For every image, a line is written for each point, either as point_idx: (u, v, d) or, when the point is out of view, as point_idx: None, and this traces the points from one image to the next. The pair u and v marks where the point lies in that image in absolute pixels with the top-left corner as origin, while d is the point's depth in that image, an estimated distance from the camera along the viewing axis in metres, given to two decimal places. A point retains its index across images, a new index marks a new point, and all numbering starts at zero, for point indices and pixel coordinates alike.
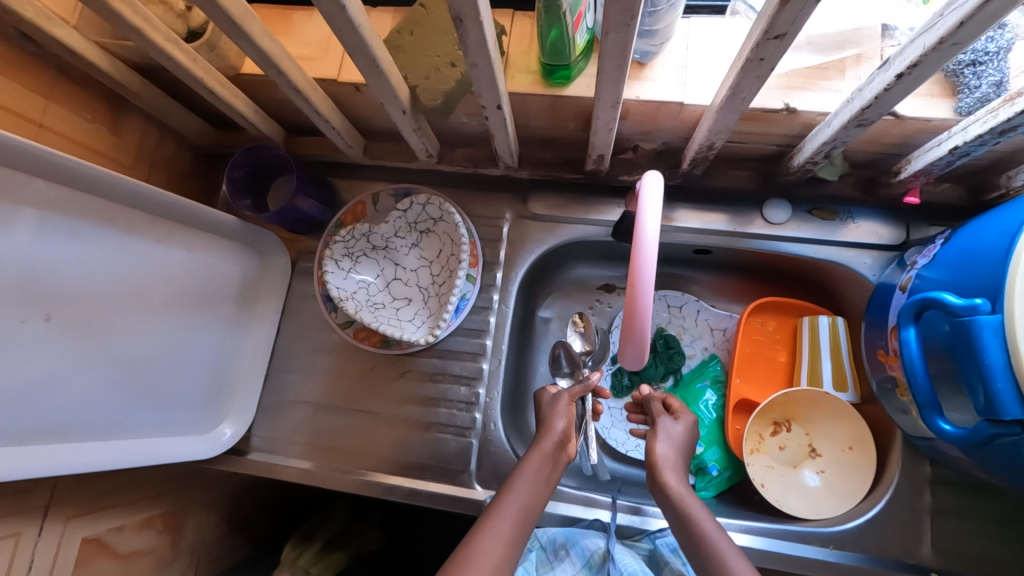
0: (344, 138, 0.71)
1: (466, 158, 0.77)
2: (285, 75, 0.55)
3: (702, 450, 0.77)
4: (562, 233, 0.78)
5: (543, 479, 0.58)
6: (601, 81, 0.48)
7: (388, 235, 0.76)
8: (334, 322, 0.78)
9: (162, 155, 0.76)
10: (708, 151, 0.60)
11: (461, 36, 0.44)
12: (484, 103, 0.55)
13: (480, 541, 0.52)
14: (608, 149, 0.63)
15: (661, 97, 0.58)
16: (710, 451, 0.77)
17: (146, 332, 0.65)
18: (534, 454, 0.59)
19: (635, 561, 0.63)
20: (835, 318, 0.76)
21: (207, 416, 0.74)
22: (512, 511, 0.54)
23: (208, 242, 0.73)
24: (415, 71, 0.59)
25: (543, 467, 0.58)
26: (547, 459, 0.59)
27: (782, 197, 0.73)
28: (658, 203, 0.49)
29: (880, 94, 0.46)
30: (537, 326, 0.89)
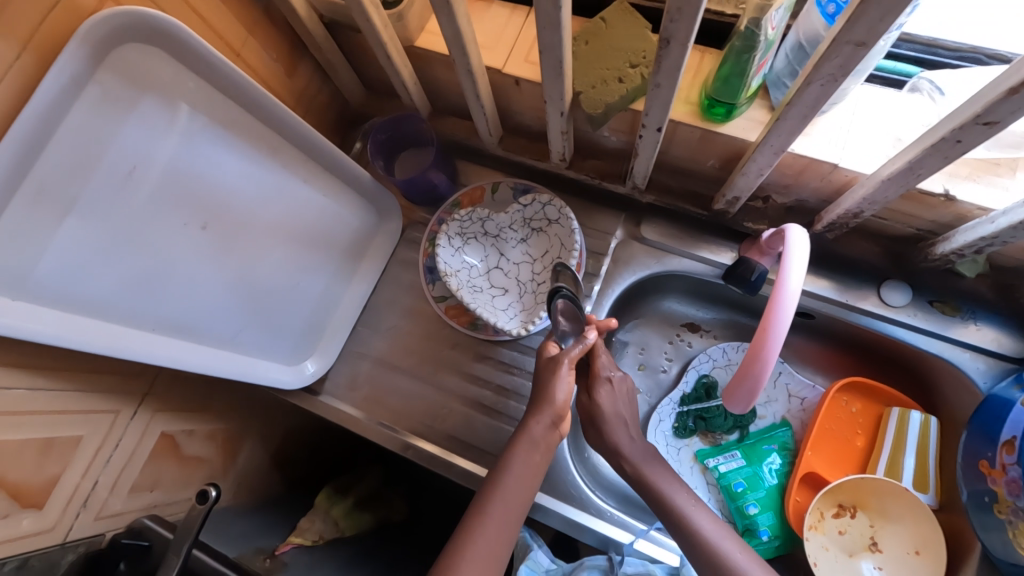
0: (488, 125, 0.74)
1: (594, 170, 0.77)
2: (466, 57, 0.59)
3: (757, 512, 0.75)
4: (668, 263, 0.79)
5: (530, 466, 0.62)
6: (775, 127, 0.49)
7: (502, 225, 0.79)
8: (430, 294, 0.81)
9: (318, 103, 0.81)
10: (852, 219, 0.60)
11: (659, 58, 0.46)
12: (646, 123, 0.57)
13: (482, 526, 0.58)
14: (746, 193, 0.64)
15: (815, 154, 0.58)
16: (765, 514, 0.75)
17: (274, 261, 0.70)
18: (527, 434, 0.63)
19: None
20: (928, 416, 0.73)
21: (298, 350, 0.79)
22: (509, 506, 0.59)
23: (342, 192, 0.77)
24: (584, 80, 0.61)
25: (535, 448, 0.62)
26: (540, 434, 0.63)
27: (905, 281, 0.71)
28: (802, 280, 0.49)
29: None
30: (615, 347, 0.89)
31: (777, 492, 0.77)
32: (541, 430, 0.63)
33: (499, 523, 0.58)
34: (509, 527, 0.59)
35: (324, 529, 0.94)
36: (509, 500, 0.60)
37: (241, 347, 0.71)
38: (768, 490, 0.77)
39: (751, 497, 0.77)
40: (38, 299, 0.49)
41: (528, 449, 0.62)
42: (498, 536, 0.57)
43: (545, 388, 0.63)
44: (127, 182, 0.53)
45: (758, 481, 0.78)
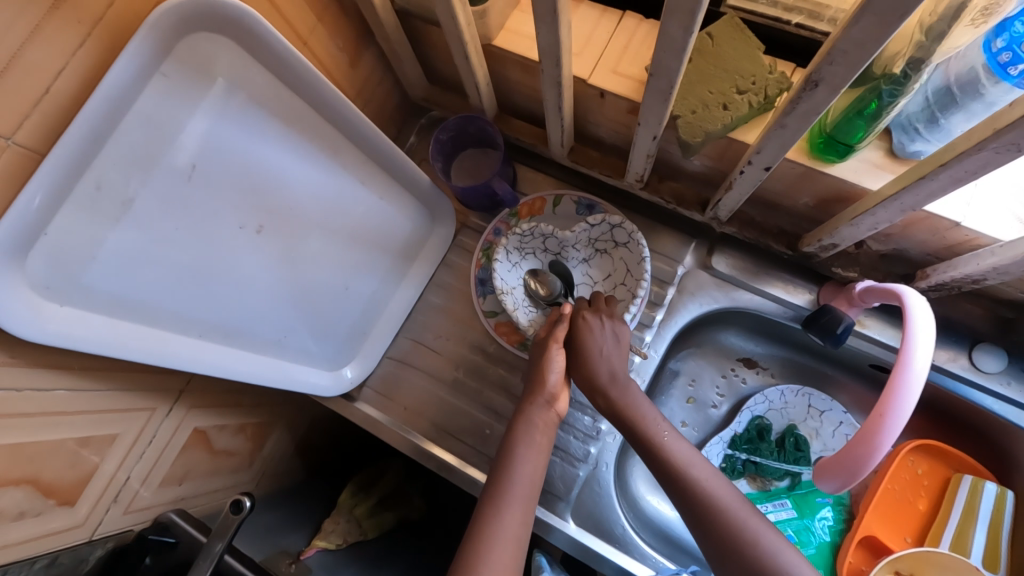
0: (562, 136, 0.69)
1: (671, 194, 0.72)
2: (558, 68, 0.54)
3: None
4: (737, 299, 0.73)
5: (538, 448, 0.59)
6: (913, 185, 0.44)
7: (567, 242, 0.73)
8: (480, 308, 0.77)
9: (379, 94, 0.76)
10: (972, 283, 0.54)
11: (796, 97, 0.41)
12: (753, 159, 0.51)
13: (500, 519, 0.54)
14: (847, 241, 0.58)
15: (940, 211, 0.51)
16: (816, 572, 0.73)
17: (326, 268, 0.67)
18: (526, 418, 0.61)
19: None
20: (1005, 489, 0.68)
21: (340, 355, 0.75)
22: (522, 494, 0.56)
23: (398, 194, 0.73)
24: (684, 103, 0.56)
25: (541, 429, 0.61)
26: (541, 416, 0.61)
27: (1001, 346, 0.65)
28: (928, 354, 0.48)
29: None
30: (665, 376, 0.84)
31: (829, 548, 0.74)
32: (541, 414, 0.61)
33: (518, 512, 0.55)
34: (526, 518, 0.55)
35: (348, 530, 0.92)
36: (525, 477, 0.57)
37: (286, 353, 0.67)
38: (818, 548, 0.74)
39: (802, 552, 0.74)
40: (88, 304, 0.45)
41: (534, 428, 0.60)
42: (518, 524, 0.54)
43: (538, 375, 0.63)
44: (185, 183, 0.49)
45: (809, 534, 0.75)
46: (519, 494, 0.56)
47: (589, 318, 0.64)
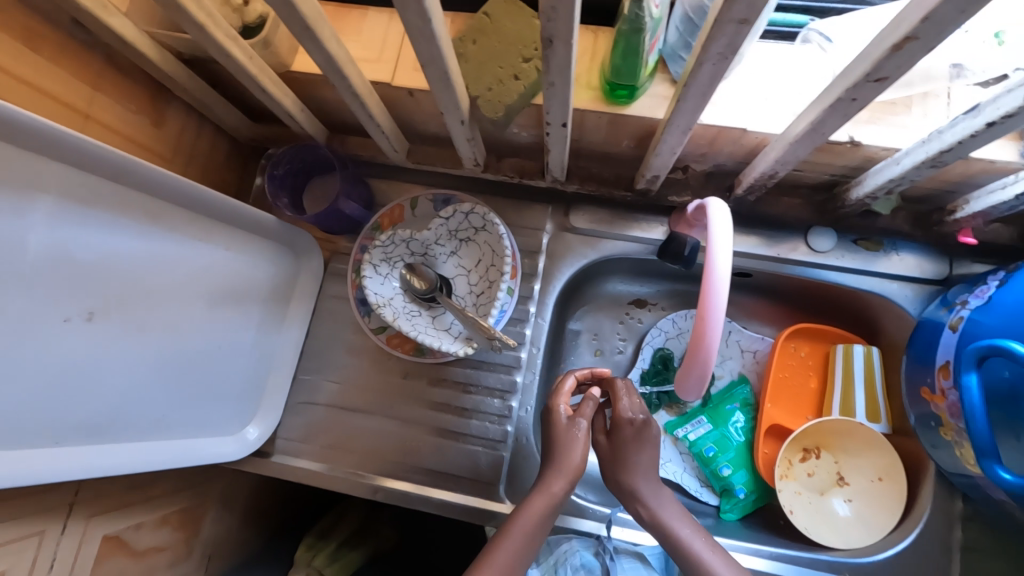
0: (391, 142, 0.69)
1: (513, 169, 0.75)
2: (346, 80, 0.54)
3: (731, 472, 0.77)
4: (603, 248, 0.77)
5: (543, 514, 0.56)
6: (678, 109, 0.48)
7: (429, 241, 0.74)
8: (367, 327, 0.76)
9: (201, 147, 0.73)
10: (769, 179, 0.59)
11: (546, 58, 0.43)
12: (549, 119, 0.54)
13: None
14: (665, 170, 0.62)
15: (724, 121, 0.57)
16: (739, 473, 0.77)
17: (189, 332, 0.64)
18: (544, 493, 0.57)
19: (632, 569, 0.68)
20: (870, 348, 0.76)
21: (238, 415, 0.73)
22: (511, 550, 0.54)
23: (247, 241, 0.71)
24: (478, 82, 0.58)
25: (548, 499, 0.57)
26: (559, 495, 0.57)
27: (829, 225, 0.72)
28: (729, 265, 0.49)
29: (964, 140, 0.44)
30: (568, 338, 0.88)
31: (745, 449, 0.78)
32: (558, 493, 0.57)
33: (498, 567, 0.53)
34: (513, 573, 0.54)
35: None
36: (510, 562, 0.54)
37: (168, 431, 0.65)
38: (737, 448, 0.78)
39: (724, 460, 0.78)
40: None
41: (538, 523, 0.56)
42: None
43: (560, 451, 0.58)
44: None
45: (726, 440, 0.79)
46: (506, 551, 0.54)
47: (633, 422, 0.60)
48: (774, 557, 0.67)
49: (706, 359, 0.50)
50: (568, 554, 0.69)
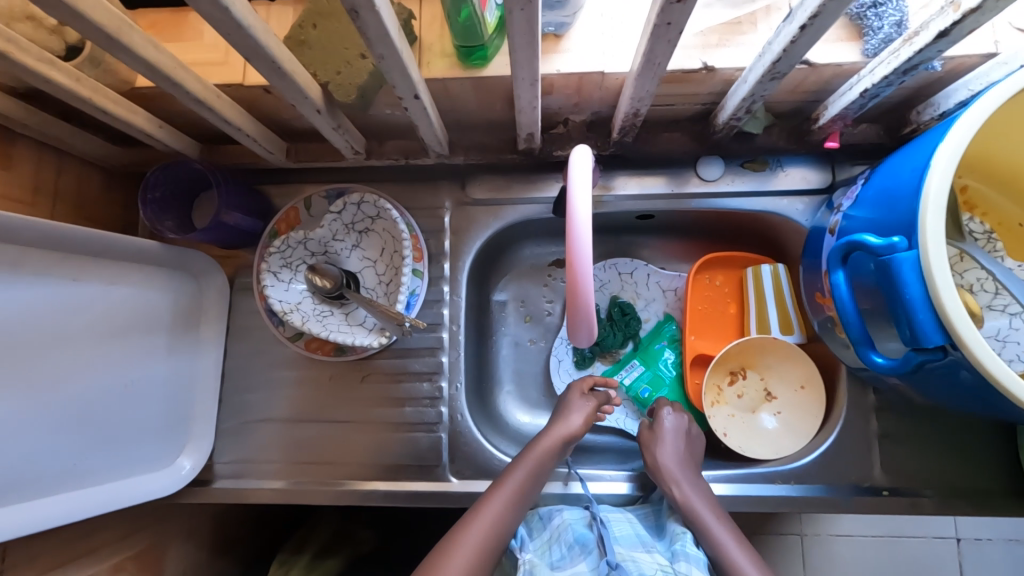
0: (261, 144, 0.67)
1: (398, 151, 0.74)
2: (182, 86, 0.51)
3: None
4: (506, 215, 0.77)
5: (544, 461, 0.66)
6: (515, 61, 0.47)
7: (326, 239, 0.73)
8: (283, 336, 0.75)
9: (67, 184, 0.69)
10: (635, 119, 0.60)
11: (360, 29, 0.42)
12: (399, 95, 0.53)
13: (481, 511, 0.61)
14: (537, 126, 0.62)
15: (582, 67, 0.58)
16: None
17: (86, 376, 0.62)
18: (545, 439, 0.67)
19: (626, 526, 0.65)
20: (776, 265, 0.78)
21: (165, 450, 0.71)
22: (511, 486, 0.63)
23: (132, 271, 0.68)
24: (324, 67, 0.56)
25: (552, 448, 0.67)
26: (559, 444, 0.67)
27: (716, 153, 0.73)
28: (591, 203, 0.47)
29: (788, 47, 0.45)
30: (494, 310, 0.88)
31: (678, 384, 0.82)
32: (556, 445, 0.67)
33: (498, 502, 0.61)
34: (513, 507, 0.62)
35: None
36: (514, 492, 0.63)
37: (87, 480, 0.63)
38: (670, 384, 0.82)
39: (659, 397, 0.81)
40: None
41: (539, 460, 0.65)
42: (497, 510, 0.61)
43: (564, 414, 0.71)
44: None
45: (659, 379, 0.82)
46: (509, 486, 0.63)
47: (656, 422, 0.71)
48: (730, 479, 0.70)
49: (587, 312, 0.49)
50: (561, 529, 0.65)
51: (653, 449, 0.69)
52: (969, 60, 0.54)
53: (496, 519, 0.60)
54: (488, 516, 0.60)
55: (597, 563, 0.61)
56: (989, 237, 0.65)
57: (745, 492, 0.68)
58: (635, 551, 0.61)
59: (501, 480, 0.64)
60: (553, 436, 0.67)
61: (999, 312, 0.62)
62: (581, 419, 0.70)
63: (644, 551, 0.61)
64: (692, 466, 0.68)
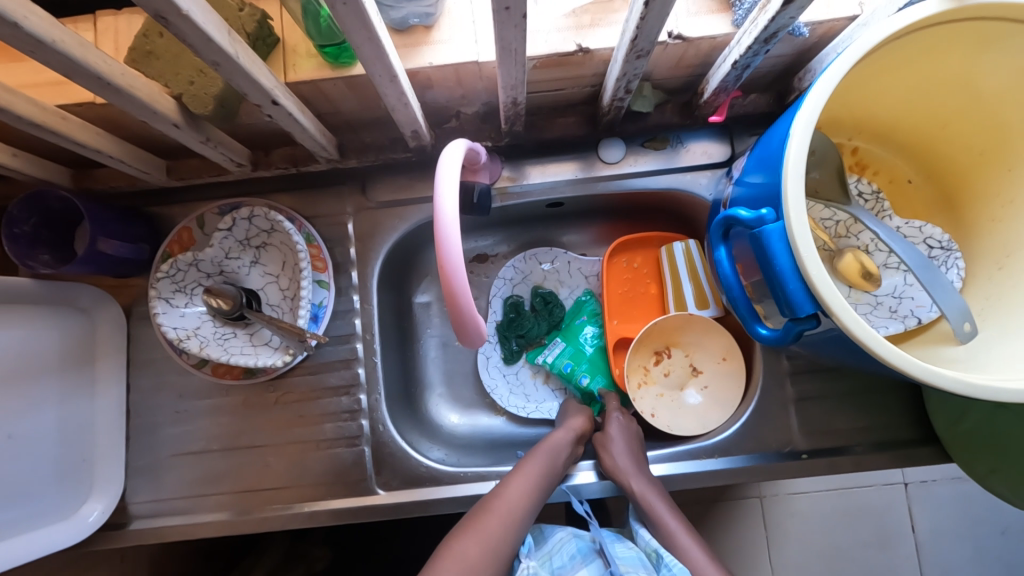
0: (132, 164, 0.63)
1: (285, 159, 0.71)
2: (8, 111, 0.47)
3: (589, 380, 0.80)
4: (411, 216, 0.74)
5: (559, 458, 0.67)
6: (364, 58, 0.45)
7: (218, 258, 0.70)
8: (187, 364, 0.71)
9: None
10: (516, 107, 0.59)
11: (179, 36, 0.39)
12: (257, 101, 0.50)
13: (495, 509, 0.60)
14: (419, 123, 0.60)
15: (454, 59, 0.56)
16: (597, 379, 0.80)
17: None
18: (558, 438, 0.68)
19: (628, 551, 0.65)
20: (689, 242, 0.78)
21: (64, 499, 0.67)
22: (530, 479, 0.63)
23: (4, 313, 0.63)
24: (176, 78, 0.52)
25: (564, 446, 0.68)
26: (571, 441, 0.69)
27: (615, 135, 0.72)
28: (457, 197, 0.46)
29: (640, 23, 0.44)
30: (418, 313, 0.86)
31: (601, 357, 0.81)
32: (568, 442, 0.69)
33: (516, 499, 0.61)
34: (532, 501, 0.62)
35: None
36: (530, 484, 0.62)
37: None
38: (592, 356, 0.81)
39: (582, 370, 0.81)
40: None
41: (552, 458, 0.66)
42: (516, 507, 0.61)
43: (568, 416, 0.73)
44: None
45: (581, 353, 0.81)
46: (525, 478, 0.63)
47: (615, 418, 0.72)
48: (669, 458, 0.69)
49: (474, 323, 0.48)
50: (562, 541, 0.66)
51: (608, 450, 0.68)
52: (836, 24, 0.55)
53: (512, 510, 0.60)
54: (504, 508, 0.60)
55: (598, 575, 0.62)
56: (876, 197, 0.66)
57: (675, 470, 0.69)
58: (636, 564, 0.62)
59: (511, 474, 0.64)
60: (565, 437, 0.69)
61: (895, 270, 0.63)
62: (583, 423, 0.72)
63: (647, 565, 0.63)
64: (644, 463, 0.67)
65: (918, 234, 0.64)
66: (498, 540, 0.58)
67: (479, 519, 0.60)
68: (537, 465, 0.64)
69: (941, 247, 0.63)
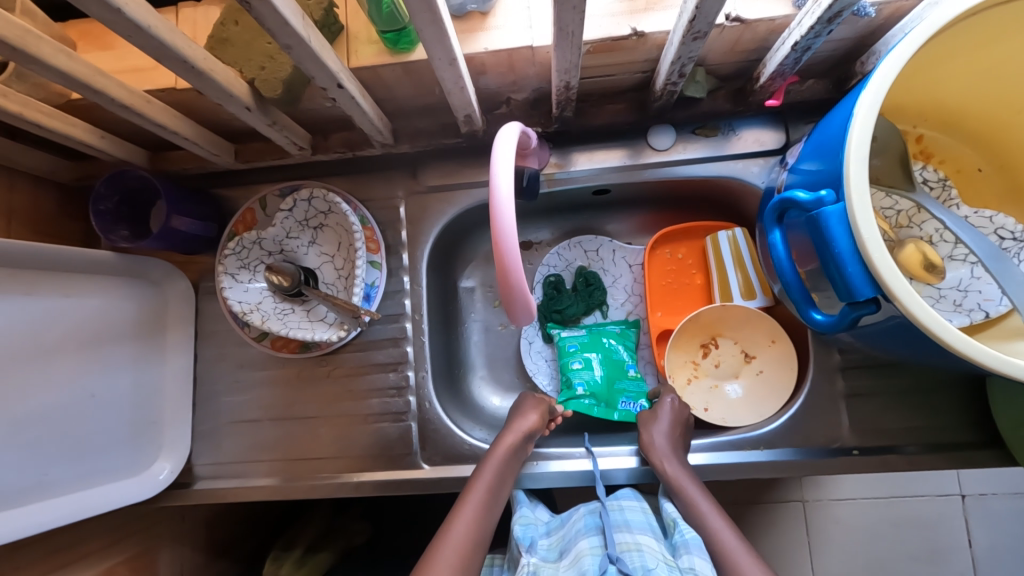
0: (205, 147, 0.67)
1: (342, 144, 0.74)
2: (102, 93, 0.51)
3: (576, 368, 0.79)
4: (459, 200, 0.76)
5: (508, 466, 0.65)
6: (425, 40, 0.47)
7: (280, 237, 0.74)
8: (248, 337, 0.76)
9: (18, 201, 0.69)
10: (568, 91, 0.59)
11: (258, 20, 0.42)
12: (322, 84, 0.53)
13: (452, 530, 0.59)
14: (472, 107, 0.61)
15: (509, 44, 0.57)
16: (583, 371, 0.78)
17: (46, 390, 0.63)
18: (504, 442, 0.67)
19: (638, 515, 0.65)
20: (736, 230, 0.77)
21: (138, 456, 0.73)
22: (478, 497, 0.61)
23: (89, 282, 0.69)
24: (248, 64, 0.55)
25: (512, 451, 0.66)
26: (519, 445, 0.67)
27: (665, 122, 0.72)
28: (512, 176, 0.47)
29: (699, 3, 0.44)
30: (462, 297, 0.88)
31: (619, 361, 0.80)
32: (519, 444, 0.67)
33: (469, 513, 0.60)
34: (486, 517, 0.60)
35: None
36: (486, 492, 0.62)
37: (56, 489, 0.64)
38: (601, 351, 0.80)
39: (581, 358, 0.80)
40: None
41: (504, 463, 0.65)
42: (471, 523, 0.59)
43: (517, 416, 0.71)
44: None
45: (597, 346, 0.81)
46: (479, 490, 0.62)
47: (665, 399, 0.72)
48: (714, 447, 0.69)
49: (523, 297, 0.49)
50: (575, 520, 0.67)
51: (647, 428, 0.68)
52: (905, 4, 0.53)
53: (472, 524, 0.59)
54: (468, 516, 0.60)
55: (597, 549, 0.61)
56: (943, 184, 0.64)
57: (715, 459, 0.68)
58: (639, 540, 0.61)
59: (469, 485, 0.63)
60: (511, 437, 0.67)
61: (961, 262, 0.60)
62: (533, 422, 0.70)
63: (650, 539, 0.61)
64: (681, 444, 0.66)
65: (988, 223, 0.62)
66: (470, 544, 0.58)
67: (449, 530, 0.59)
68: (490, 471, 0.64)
69: (1014, 238, 0.60)
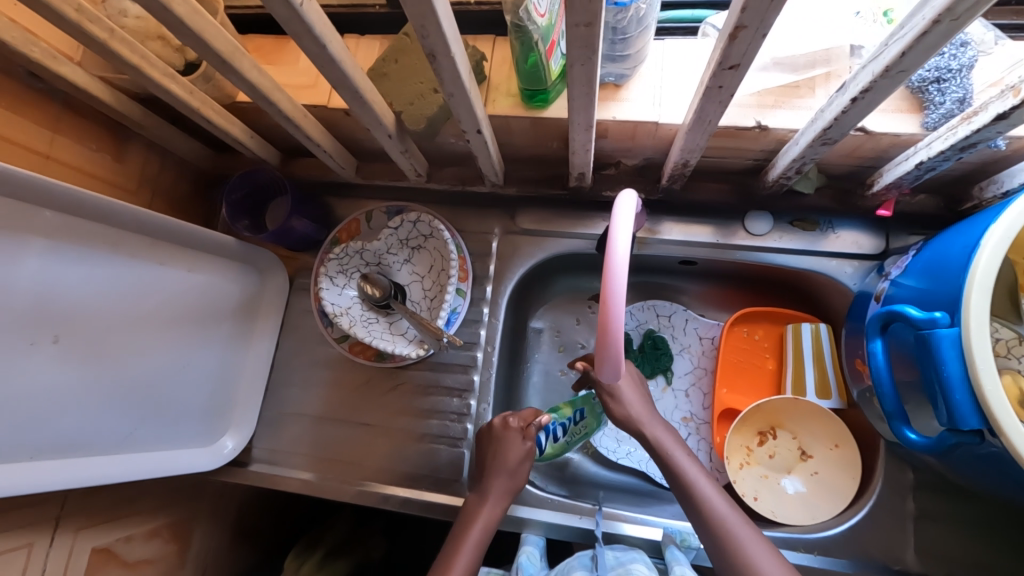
0: (335, 159, 0.74)
1: (455, 178, 0.81)
2: (274, 104, 0.58)
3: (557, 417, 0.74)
4: (550, 246, 0.80)
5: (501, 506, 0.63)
6: (572, 107, 0.51)
7: (380, 251, 0.79)
8: (330, 336, 0.80)
9: (162, 180, 0.77)
10: (684, 168, 0.63)
11: (436, 71, 0.47)
12: (465, 128, 0.58)
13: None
14: (588, 166, 0.65)
15: (638, 116, 0.61)
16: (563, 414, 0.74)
17: (155, 353, 0.69)
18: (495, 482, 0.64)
19: (630, 552, 0.64)
20: (818, 325, 0.77)
21: (209, 429, 0.77)
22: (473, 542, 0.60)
23: (208, 261, 0.75)
24: (400, 98, 0.61)
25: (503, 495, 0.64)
26: (507, 486, 0.64)
27: (764, 209, 0.73)
28: (631, 239, 0.49)
29: (839, 115, 0.46)
30: (530, 336, 0.90)
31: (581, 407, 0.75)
32: (508, 485, 0.64)
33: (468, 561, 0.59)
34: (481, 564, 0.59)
35: None
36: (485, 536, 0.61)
37: (140, 446, 0.68)
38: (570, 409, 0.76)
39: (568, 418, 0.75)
40: None
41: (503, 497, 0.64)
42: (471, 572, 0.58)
43: (500, 455, 0.65)
44: None
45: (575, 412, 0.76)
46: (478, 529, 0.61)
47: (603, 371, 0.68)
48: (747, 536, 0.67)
49: (616, 349, 0.50)
50: (569, 561, 0.66)
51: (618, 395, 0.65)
52: None
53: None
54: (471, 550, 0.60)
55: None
56: None
57: None
58: (631, 567, 0.61)
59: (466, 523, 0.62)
60: (506, 479, 0.64)
61: None
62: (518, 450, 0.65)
63: (643, 567, 0.61)
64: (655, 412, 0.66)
65: None
66: None
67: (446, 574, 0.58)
68: (491, 505, 0.63)
69: None
